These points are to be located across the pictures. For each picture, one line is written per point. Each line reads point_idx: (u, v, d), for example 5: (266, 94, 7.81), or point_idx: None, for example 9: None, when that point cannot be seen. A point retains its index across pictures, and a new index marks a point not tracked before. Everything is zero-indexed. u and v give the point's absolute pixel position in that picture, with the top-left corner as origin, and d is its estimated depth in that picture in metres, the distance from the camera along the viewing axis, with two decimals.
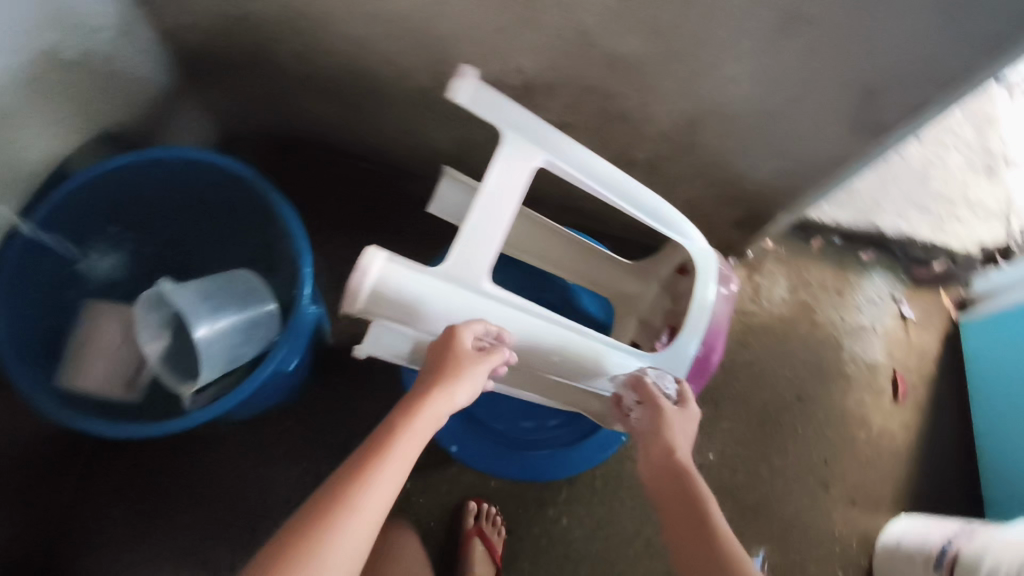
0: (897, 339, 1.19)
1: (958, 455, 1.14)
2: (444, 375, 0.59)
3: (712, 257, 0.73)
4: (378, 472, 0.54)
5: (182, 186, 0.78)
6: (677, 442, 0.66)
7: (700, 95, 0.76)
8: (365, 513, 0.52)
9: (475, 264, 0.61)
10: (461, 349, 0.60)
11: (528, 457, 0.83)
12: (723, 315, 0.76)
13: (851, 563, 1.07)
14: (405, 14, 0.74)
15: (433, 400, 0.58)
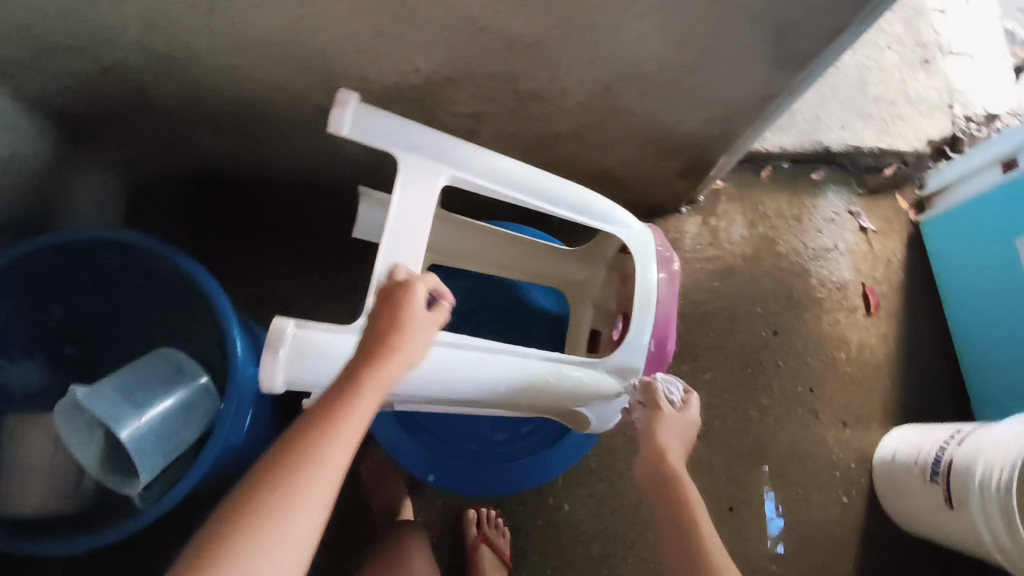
0: (861, 253, 1.17)
1: (939, 355, 1.13)
2: (396, 332, 0.51)
3: (649, 237, 0.69)
4: (328, 446, 0.46)
5: (79, 271, 0.71)
6: (675, 448, 0.63)
7: (610, 59, 0.71)
8: (312, 495, 0.44)
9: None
10: (407, 299, 0.52)
11: (505, 469, 0.80)
12: (671, 298, 0.70)
13: (854, 484, 1.07)
14: (277, 35, 0.67)
15: (387, 359, 0.50)
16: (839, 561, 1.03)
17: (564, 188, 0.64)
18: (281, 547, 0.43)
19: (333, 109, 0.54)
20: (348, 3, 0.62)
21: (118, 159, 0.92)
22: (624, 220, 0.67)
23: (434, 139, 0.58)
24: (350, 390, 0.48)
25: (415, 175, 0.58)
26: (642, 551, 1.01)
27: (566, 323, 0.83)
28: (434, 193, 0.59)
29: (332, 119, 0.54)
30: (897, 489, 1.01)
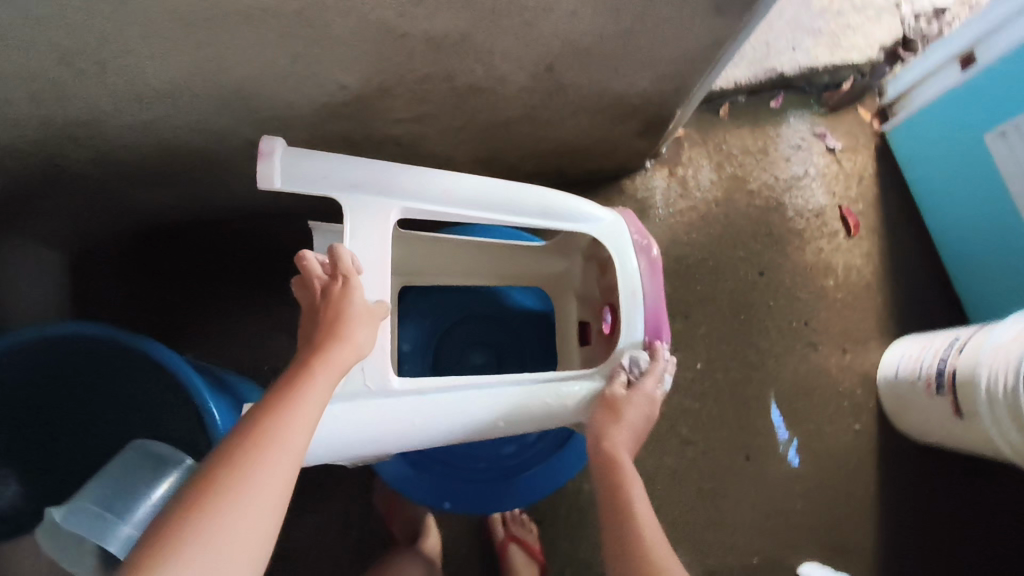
0: (833, 175, 1.14)
1: (926, 263, 1.12)
2: (343, 322, 0.53)
3: (622, 225, 0.66)
4: (290, 421, 0.46)
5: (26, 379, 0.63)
6: (622, 440, 0.59)
7: (545, 39, 0.66)
8: (279, 463, 0.44)
9: (374, 369, 0.56)
10: (349, 288, 0.54)
11: (518, 483, 0.78)
12: (656, 286, 0.65)
13: (863, 408, 1.07)
14: (183, 82, 0.61)
15: (338, 343, 0.52)
16: (861, 486, 1.04)
17: (519, 195, 0.61)
18: (250, 513, 0.41)
19: (258, 163, 0.53)
20: (251, 36, 0.56)
21: (53, 234, 0.83)
22: (591, 215, 0.64)
23: (372, 170, 0.57)
24: (305, 372, 0.49)
25: (362, 211, 0.57)
26: (670, 515, 1.02)
27: (552, 320, 0.80)
28: (383, 226, 0.58)
29: (260, 173, 0.53)
30: (905, 405, 1.01)
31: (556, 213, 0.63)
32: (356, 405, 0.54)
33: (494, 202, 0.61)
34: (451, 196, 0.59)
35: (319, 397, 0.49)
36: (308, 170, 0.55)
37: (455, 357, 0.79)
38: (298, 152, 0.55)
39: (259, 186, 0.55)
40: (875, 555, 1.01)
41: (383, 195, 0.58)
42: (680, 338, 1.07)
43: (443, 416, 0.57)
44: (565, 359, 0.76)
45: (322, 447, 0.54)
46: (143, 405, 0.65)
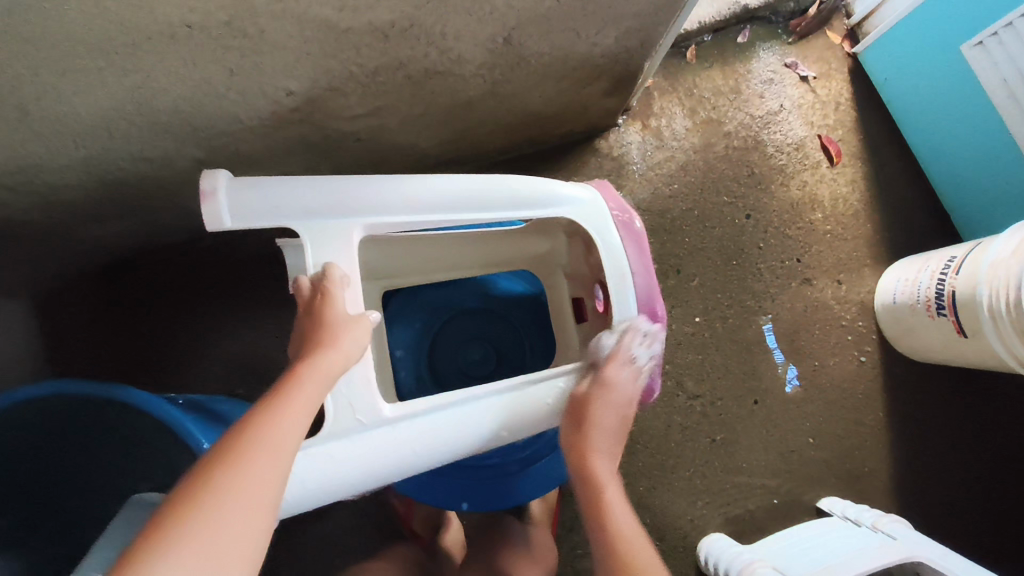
0: (809, 104, 1.11)
1: (911, 183, 1.10)
2: (328, 330, 0.51)
3: (602, 203, 0.64)
4: (279, 427, 0.44)
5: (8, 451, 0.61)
6: (594, 444, 0.60)
7: (499, 12, 0.61)
8: (268, 468, 0.42)
9: (362, 400, 0.53)
10: (333, 296, 0.52)
11: (531, 472, 0.77)
12: (646, 267, 0.63)
13: (864, 337, 1.06)
14: (114, 109, 0.56)
15: (324, 351, 0.50)
16: (869, 414, 1.04)
17: (491, 189, 0.58)
18: (239, 519, 0.39)
19: (204, 205, 0.50)
20: (180, 53, 0.52)
21: (13, 277, 0.79)
22: (567, 197, 0.61)
23: (326, 189, 0.53)
24: (292, 381, 0.48)
25: (322, 235, 0.54)
26: (686, 472, 1.01)
27: (545, 301, 0.77)
28: (352, 247, 0.55)
29: (206, 214, 0.50)
30: (907, 330, 1.00)
31: (534, 202, 0.60)
32: (352, 443, 0.52)
33: (464, 200, 0.57)
34: (416, 202, 0.56)
35: (307, 404, 0.47)
36: (257, 202, 0.51)
37: (451, 353, 0.77)
38: (243, 184, 0.51)
39: (208, 229, 0.51)
40: (889, 480, 1.03)
41: (342, 214, 0.54)
42: (675, 294, 1.04)
43: (442, 437, 0.55)
44: (563, 337, 0.74)
45: (323, 492, 0.52)
46: (137, 456, 0.62)
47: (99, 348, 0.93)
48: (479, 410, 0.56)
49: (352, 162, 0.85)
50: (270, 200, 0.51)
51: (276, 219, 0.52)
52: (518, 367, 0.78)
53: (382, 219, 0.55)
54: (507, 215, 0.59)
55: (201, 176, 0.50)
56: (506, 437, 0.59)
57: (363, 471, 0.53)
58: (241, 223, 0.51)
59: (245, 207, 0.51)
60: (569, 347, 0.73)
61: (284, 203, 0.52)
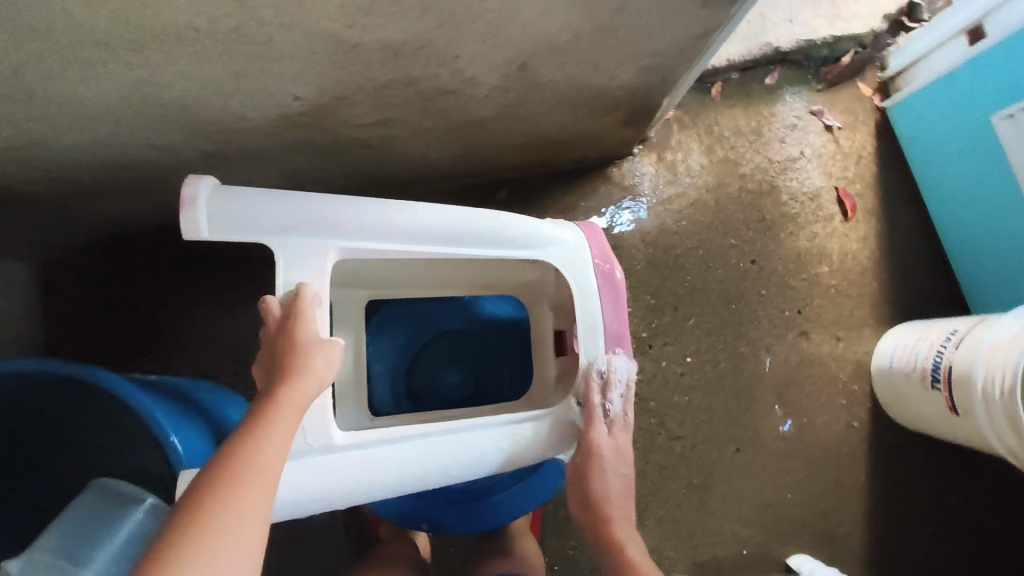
0: (829, 155, 1.09)
1: (923, 246, 1.08)
2: (302, 352, 0.51)
3: (584, 246, 0.64)
4: (260, 460, 0.45)
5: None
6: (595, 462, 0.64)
7: (514, 40, 0.60)
8: (254, 504, 0.43)
9: (314, 424, 0.52)
10: (305, 317, 0.53)
11: (489, 504, 0.75)
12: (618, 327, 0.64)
13: (854, 396, 1.05)
14: (118, 99, 0.56)
15: (299, 375, 0.50)
16: (851, 476, 1.03)
17: (471, 224, 0.59)
18: (229, 562, 0.40)
19: (183, 212, 0.52)
20: (186, 53, 0.51)
21: (13, 241, 0.80)
22: (547, 237, 0.62)
23: (303, 208, 0.54)
24: (269, 408, 0.48)
25: (295, 252, 0.55)
26: (658, 512, 1.00)
27: (528, 329, 0.76)
28: (324, 267, 0.56)
29: (184, 222, 0.52)
30: (899, 396, 0.98)
31: (514, 239, 0.61)
32: (299, 464, 0.52)
33: (442, 233, 0.58)
34: (392, 230, 0.57)
35: (286, 431, 0.48)
36: (234, 215, 0.53)
37: (433, 370, 0.77)
38: (223, 196, 0.53)
39: (185, 235, 0.53)
40: (863, 544, 1.01)
41: (316, 233, 0.55)
42: (669, 331, 1.03)
43: (393, 470, 0.55)
44: (541, 370, 0.73)
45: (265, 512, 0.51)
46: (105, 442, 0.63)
47: (90, 319, 0.93)
48: (435, 448, 0.56)
49: (359, 166, 0.85)
50: (246, 214, 0.53)
51: (251, 232, 0.54)
52: (497, 392, 0.77)
53: (357, 244, 0.56)
54: (483, 250, 0.60)
55: (184, 183, 0.52)
56: (460, 475, 0.59)
57: (305, 495, 0.52)
58: (218, 233, 0.54)
59: (222, 218, 0.53)
60: (546, 379, 0.72)
61: (261, 219, 0.54)
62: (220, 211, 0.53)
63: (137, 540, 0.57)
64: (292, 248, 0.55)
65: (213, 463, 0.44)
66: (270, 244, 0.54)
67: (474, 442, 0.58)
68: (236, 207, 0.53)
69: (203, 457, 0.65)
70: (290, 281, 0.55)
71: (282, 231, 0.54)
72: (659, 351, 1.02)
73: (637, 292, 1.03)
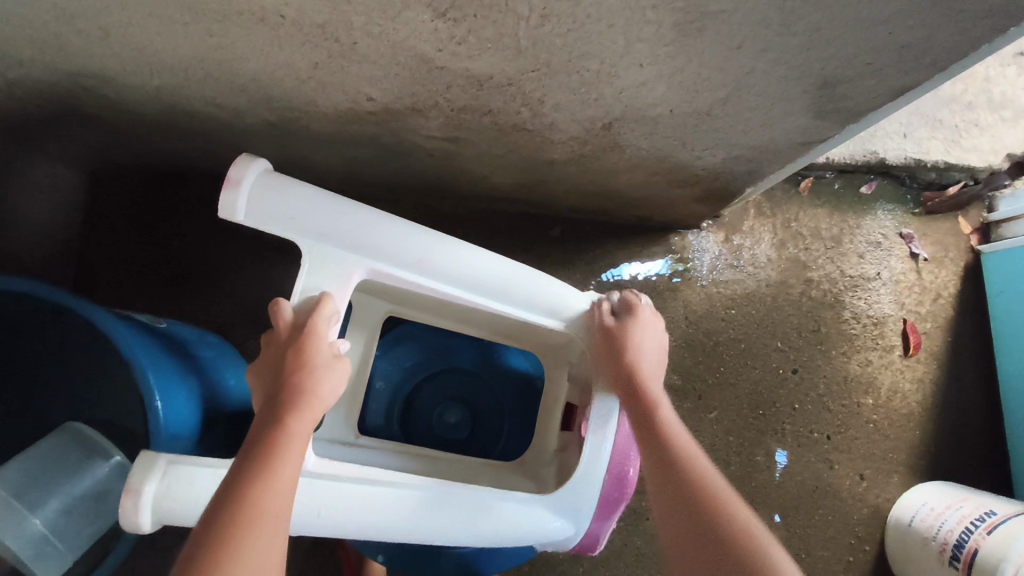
0: (906, 284, 1.02)
1: (980, 406, 1.00)
2: (310, 372, 0.49)
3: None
4: (271, 501, 0.42)
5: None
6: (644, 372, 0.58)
7: (607, 100, 0.56)
8: (272, 546, 0.41)
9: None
10: (318, 332, 0.50)
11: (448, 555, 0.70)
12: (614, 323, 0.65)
13: (862, 542, 0.97)
14: (193, 58, 0.55)
15: (308, 400, 0.47)
16: None
17: (510, 282, 0.56)
18: None
19: (224, 192, 0.50)
20: (268, 35, 0.49)
21: (70, 151, 0.80)
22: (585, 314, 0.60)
23: (346, 220, 0.52)
24: (278, 438, 0.45)
25: (325, 262, 0.52)
26: None
27: (541, 387, 0.74)
28: (349, 282, 0.53)
29: (223, 201, 0.50)
30: (910, 557, 0.91)
31: (548, 308, 0.58)
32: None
33: (479, 283, 0.55)
34: (428, 265, 0.54)
35: (295, 460, 0.45)
36: (276, 207, 0.51)
37: (433, 404, 0.74)
38: (270, 185, 0.51)
39: (220, 215, 0.51)
40: None
41: (352, 249, 0.53)
42: (687, 418, 0.97)
43: (348, 513, 0.51)
44: (540, 438, 0.69)
45: None
46: (101, 385, 0.62)
47: (126, 245, 0.93)
48: (399, 503, 0.53)
49: (418, 172, 0.83)
50: (288, 211, 0.51)
51: (287, 230, 0.51)
52: (490, 447, 0.74)
53: (388, 270, 0.54)
54: (515, 311, 0.57)
55: (234, 163, 0.50)
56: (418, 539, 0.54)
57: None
58: (252, 221, 0.51)
59: (262, 206, 0.51)
60: (544, 447, 0.69)
61: (302, 217, 0.51)
62: (261, 198, 0.51)
63: (91, 497, 0.58)
64: (321, 255, 0.52)
65: (222, 504, 0.41)
66: (302, 245, 0.52)
67: (441, 507, 0.54)
68: (279, 199, 0.51)
69: (186, 421, 0.63)
70: (312, 286, 0.52)
71: (319, 236, 0.52)
72: None
73: (664, 369, 0.97)
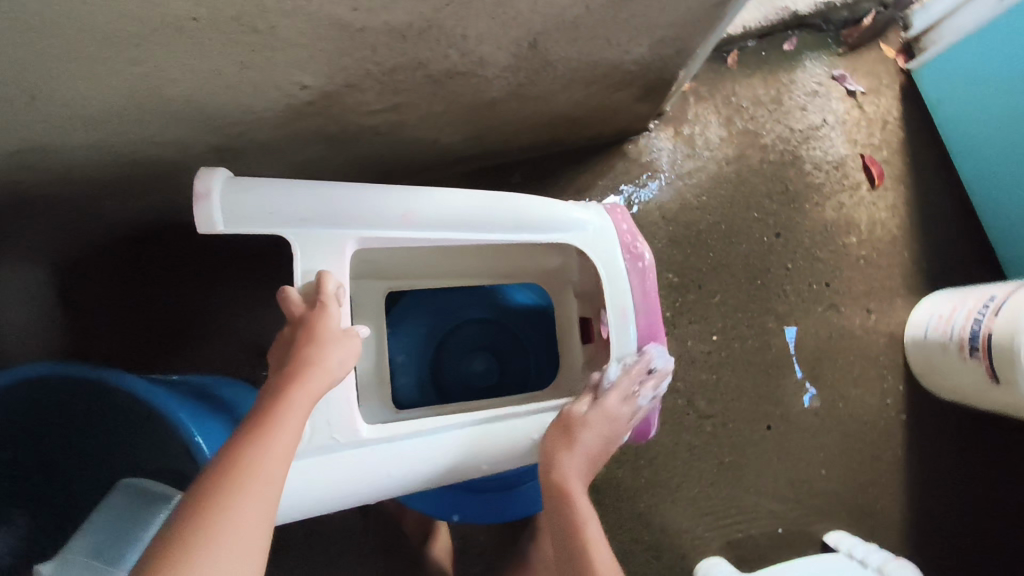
0: (853, 121, 1.05)
1: (955, 212, 1.04)
2: (319, 343, 0.51)
3: (610, 230, 0.63)
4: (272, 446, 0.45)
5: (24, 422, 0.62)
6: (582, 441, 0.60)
7: (525, 16, 0.58)
8: (262, 510, 0.42)
9: (339, 420, 0.53)
10: (327, 309, 0.52)
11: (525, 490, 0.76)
12: (650, 324, 0.63)
13: (888, 368, 1.02)
14: (123, 96, 0.55)
15: (313, 372, 0.49)
16: (887, 450, 1.00)
17: (493, 211, 0.58)
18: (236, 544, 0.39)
19: (197, 206, 0.51)
20: (188, 45, 0.50)
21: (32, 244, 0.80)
22: (575, 219, 0.61)
23: (320, 200, 0.53)
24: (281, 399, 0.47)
25: (314, 245, 0.54)
26: (689, 492, 0.98)
27: (553, 313, 0.77)
28: (342, 256, 0.55)
29: (199, 216, 0.51)
30: (936, 367, 0.95)
31: (535, 224, 0.60)
32: (329, 460, 0.53)
33: (465, 221, 0.57)
34: (412, 218, 0.56)
35: (294, 432, 0.47)
36: (249, 207, 0.52)
37: (456, 359, 0.78)
38: (237, 188, 0.52)
39: (201, 230, 0.52)
40: (901, 520, 0.99)
41: (335, 225, 0.54)
42: (694, 309, 1.00)
43: (418, 462, 0.56)
44: (566, 357, 0.73)
45: (294, 509, 0.52)
46: (131, 437, 0.62)
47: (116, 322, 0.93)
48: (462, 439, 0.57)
49: (370, 155, 0.84)
50: (263, 206, 0.52)
51: (267, 224, 0.53)
52: (524, 378, 0.77)
53: (375, 234, 0.56)
54: (506, 235, 0.59)
55: (196, 177, 0.51)
56: (485, 464, 0.59)
57: (338, 490, 0.53)
58: (234, 228, 0.53)
59: (236, 209, 0.52)
60: (572, 366, 0.72)
61: (276, 208, 0.53)
62: (232, 201, 0.52)
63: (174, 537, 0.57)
64: (307, 239, 0.54)
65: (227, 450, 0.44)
66: (285, 236, 0.54)
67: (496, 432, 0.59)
68: (249, 198, 0.52)
69: None
70: (309, 269, 0.54)
71: (300, 222, 0.53)
72: (685, 330, 1.00)
73: (659, 270, 1.00)
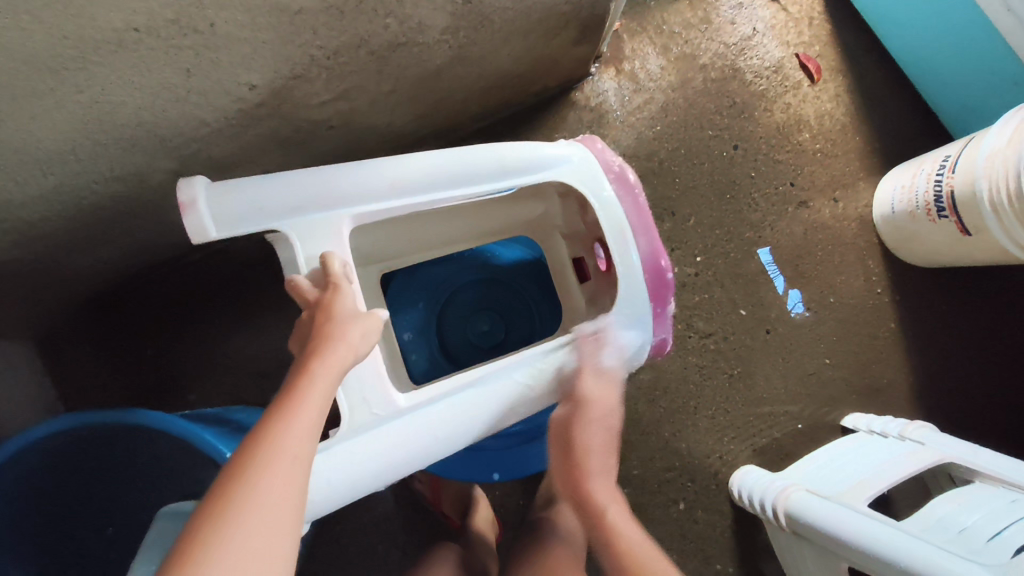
0: (781, 24, 1.08)
1: (894, 89, 1.08)
2: (338, 321, 0.51)
3: (592, 160, 0.66)
4: (299, 414, 0.45)
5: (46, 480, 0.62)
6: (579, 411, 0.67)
7: None
8: (290, 485, 0.41)
9: (375, 394, 0.56)
10: (338, 285, 0.53)
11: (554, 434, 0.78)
12: (652, 243, 0.65)
13: (865, 250, 1.05)
14: (77, 130, 0.54)
15: (333, 346, 0.49)
16: (882, 326, 1.04)
17: (475, 164, 0.60)
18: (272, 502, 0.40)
19: (186, 216, 0.51)
20: (133, 60, 0.49)
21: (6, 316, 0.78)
22: (551, 155, 0.64)
23: (307, 184, 0.54)
24: (304, 371, 0.48)
25: (311, 230, 0.55)
26: (708, 411, 1.01)
27: (542, 261, 0.81)
28: (340, 235, 0.56)
29: (191, 226, 0.51)
30: (910, 237, 0.99)
31: (516, 166, 0.62)
32: (377, 436, 0.55)
33: (451, 178, 0.59)
34: (399, 185, 0.57)
35: (319, 406, 0.46)
36: (238, 206, 0.52)
37: (463, 324, 0.82)
38: (221, 191, 0.52)
39: (195, 240, 0.52)
40: (909, 389, 1.03)
41: (328, 207, 0.55)
42: (673, 236, 1.03)
43: (457, 419, 0.58)
44: (565, 295, 0.76)
45: (353, 489, 0.54)
46: (158, 472, 0.63)
47: (111, 378, 0.92)
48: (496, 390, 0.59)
49: (328, 152, 0.84)
50: (253, 203, 0.53)
51: (261, 220, 0.53)
52: (529, 326, 0.82)
53: (367, 208, 0.57)
54: (490, 184, 0.61)
55: (178, 188, 0.51)
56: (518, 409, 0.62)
57: (391, 460, 0.55)
58: (228, 229, 0.53)
59: (226, 212, 0.52)
60: (575, 304, 0.75)
61: (266, 202, 0.53)
62: (219, 205, 0.52)
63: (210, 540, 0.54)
64: (303, 226, 0.55)
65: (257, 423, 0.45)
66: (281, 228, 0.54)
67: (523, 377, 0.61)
68: (236, 198, 0.52)
69: None
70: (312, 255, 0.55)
71: (294, 211, 0.54)
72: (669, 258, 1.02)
73: None
